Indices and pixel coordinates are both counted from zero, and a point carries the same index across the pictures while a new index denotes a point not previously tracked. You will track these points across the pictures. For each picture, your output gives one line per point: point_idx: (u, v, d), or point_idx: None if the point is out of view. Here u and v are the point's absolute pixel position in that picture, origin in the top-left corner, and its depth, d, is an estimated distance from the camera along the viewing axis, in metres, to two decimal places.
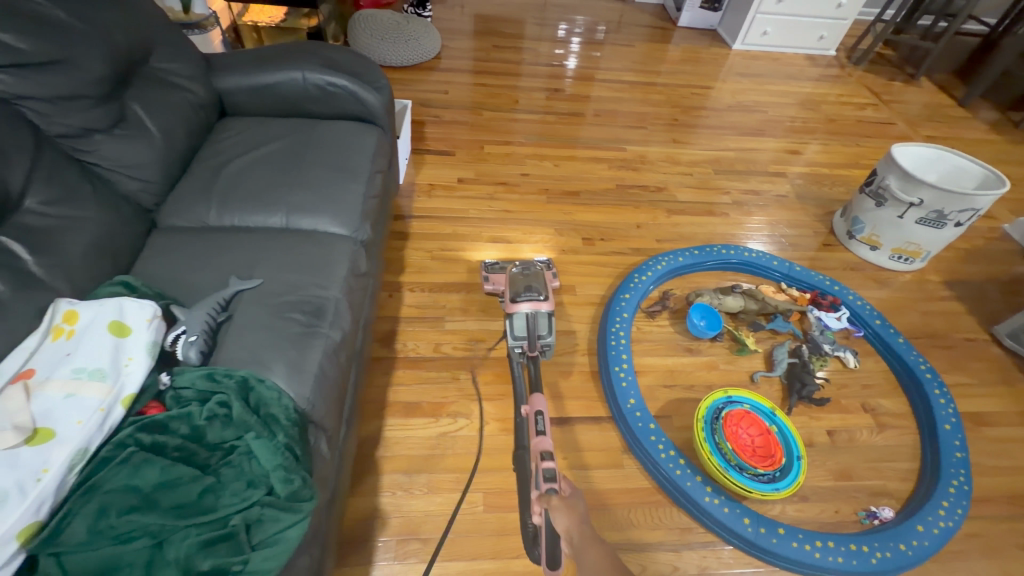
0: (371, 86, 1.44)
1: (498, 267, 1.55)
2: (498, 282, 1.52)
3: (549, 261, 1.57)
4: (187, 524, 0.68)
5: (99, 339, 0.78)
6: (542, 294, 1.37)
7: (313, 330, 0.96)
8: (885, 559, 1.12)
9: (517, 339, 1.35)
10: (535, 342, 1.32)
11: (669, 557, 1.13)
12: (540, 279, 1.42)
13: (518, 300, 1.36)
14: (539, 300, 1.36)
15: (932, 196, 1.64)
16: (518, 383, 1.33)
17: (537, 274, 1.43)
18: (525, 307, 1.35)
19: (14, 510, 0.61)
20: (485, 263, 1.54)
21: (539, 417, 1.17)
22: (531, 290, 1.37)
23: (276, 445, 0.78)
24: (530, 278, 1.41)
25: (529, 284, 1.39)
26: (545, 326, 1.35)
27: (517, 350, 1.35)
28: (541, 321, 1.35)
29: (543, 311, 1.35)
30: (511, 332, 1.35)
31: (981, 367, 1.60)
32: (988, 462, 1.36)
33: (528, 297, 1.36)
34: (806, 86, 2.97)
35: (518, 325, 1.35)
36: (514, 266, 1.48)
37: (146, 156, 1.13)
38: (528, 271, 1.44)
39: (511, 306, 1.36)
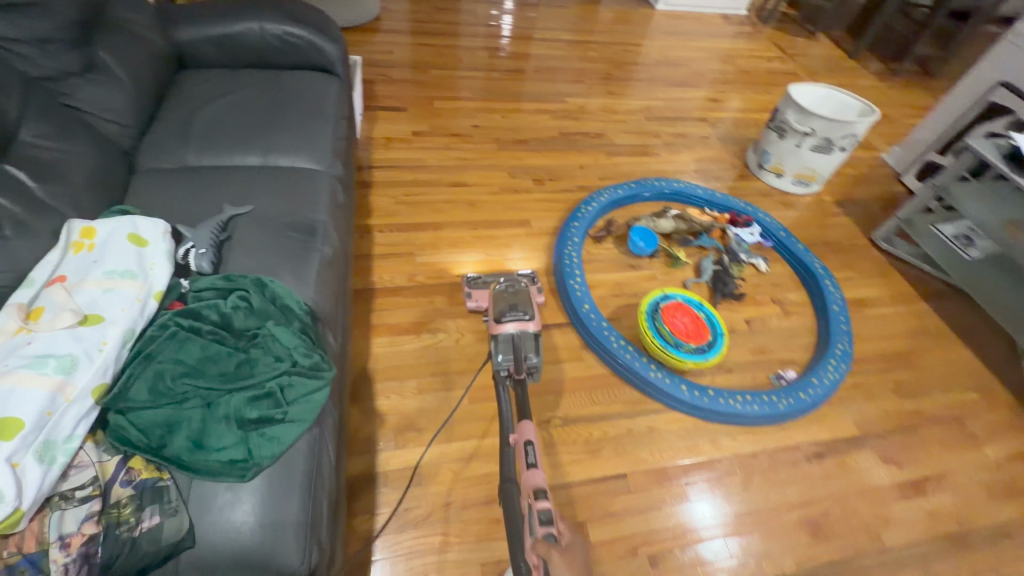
0: (329, 37, 1.53)
1: (481, 282, 1.51)
2: (481, 298, 1.48)
3: (533, 275, 1.52)
4: (232, 387, 0.82)
5: (121, 247, 0.88)
6: (526, 313, 1.28)
7: (309, 246, 1.09)
8: (790, 405, 1.42)
9: (502, 361, 1.23)
10: (521, 364, 1.20)
11: (626, 422, 1.37)
12: (526, 297, 1.33)
13: (504, 319, 1.27)
14: (526, 321, 1.27)
15: (822, 125, 1.94)
16: (505, 411, 1.16)
17: (522, 291, 1.35)
18: (511, 328, 1.26)
19: (87, 371, 0.72)
20: (467, 278, 1.51)
21: (529, 447, 1.03)
22: (516, 310, 1.29)
23: (294, 329, 0.91)
24: (516, 296, 1.33)
25: (514, 302, 1.30)
26: (532, 348, 1.25)
27: (502, 372, 1.22)
28: (527, 342, 1.26)
29: (529, 331, 1.27)
30: (497, 355, 1.24)
31: (864, 264, 1.96)
32: (868, 333, 1.70)
33: (513, 316, 1.28)
34: (723, 43, 3.27)
35: (503, 348, 1.25)
36: (498, 283, 1.39)
37: (121, 102, 1.20)
38: (513, 289, 1.35)
39: (496, 326, 1.28)
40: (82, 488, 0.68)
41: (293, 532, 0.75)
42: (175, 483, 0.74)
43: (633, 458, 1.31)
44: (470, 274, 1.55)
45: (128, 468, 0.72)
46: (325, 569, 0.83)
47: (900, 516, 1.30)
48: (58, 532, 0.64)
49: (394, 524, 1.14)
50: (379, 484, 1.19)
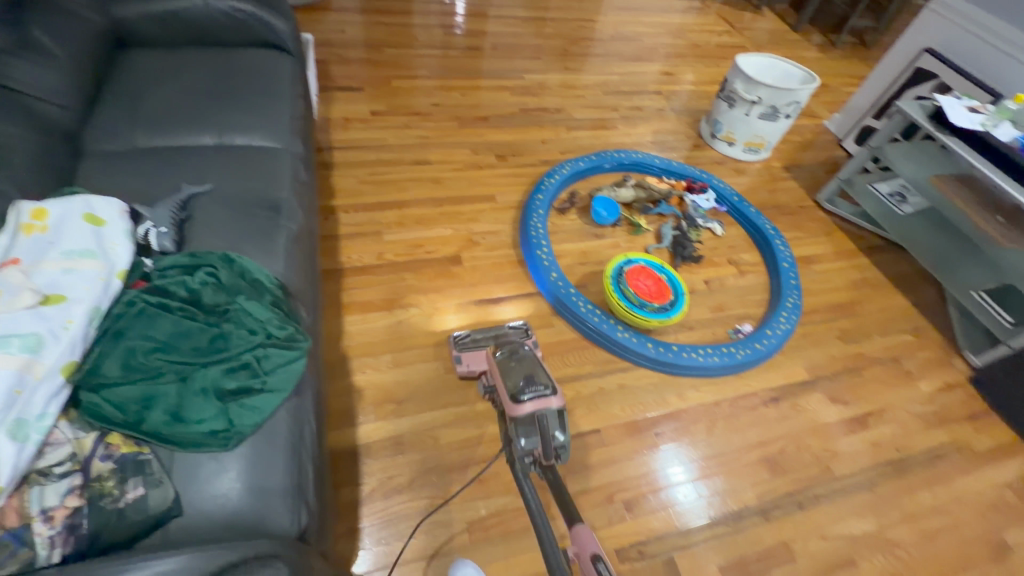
0: (278, 13, 1.49)
1: (471, 341, 1.33)
2: (472, 362, 1.31)
3: (524, 325, 1.37)
4: (207, 361, 0.82)
5: (77, 228, 0.85)
6: (548, 386, 1.07)
7: (274, 223, 1.08)
8: (747, 354, 1.52)
9: (526, 446, 1.03)
10: (550, 447, 1.02)
11: (597, 381, 1.43)
12: (536, 366, 1.12)
13: (522, 398, 1.05)
14: (547, 396, 1.06)
15: (767, 93, 2.04)
16: (533, 502, 0.98)
17: (531, 360, 1.14)
18: (532, 407, 1.04)
19: (54, 349, 0.71)
20: (455, 339, 1.32)
21: (599, 564, 0.84)
22: (534, 383, 1.08)
23: (266, 303, 0.92)
24: (525, 365, 1.12)
25: (528, 376, 1.09)
26: (557, 425, 1.06)
27: (527, 459, 1.04)
28: (551, 420, 1.05)
29: (553, 408, 1.06)
30: (518, 440, 1.03)
31: (811, 224, 2.08)
32: (815, 287, 1.83)
33: (533, 393, 1.06)
34: (674, 18, 3.34)
35: (524, 430, 1.04)
36: (499, 350, 1.18)
37: (59, 81, 1.15)
38: (522, 358, 1.14)
39: (512, 406, 1.05)
40: (60, 464, 0.67)
41: (281, 496, 0.77)
42: (156, 456, 0.74)
43: (606, 413, 1.37)
44: (454, 333, 1.34)
45: (107, 443, 0.72)
46: (316, 534, 0.85)
47: (847, 448, 1.42)
48: (41, 506, 0.64)
49: (379, 492, 1.17)
50: (362, 455, 1.21)
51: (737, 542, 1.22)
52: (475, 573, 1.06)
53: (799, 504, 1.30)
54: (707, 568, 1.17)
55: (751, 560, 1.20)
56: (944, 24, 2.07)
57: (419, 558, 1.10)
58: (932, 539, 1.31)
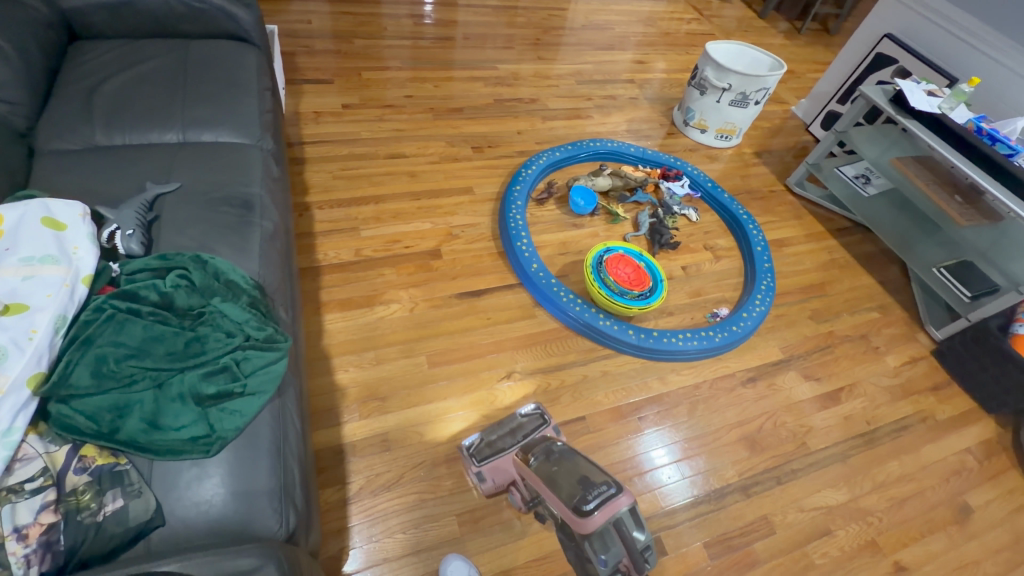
0: (240, 3, 1.43)
1: (487, 449, 1.21)
2: (496, 475, 1.17)
3: (541, 407, 1.27)
4: (184, 365, 0.80)
5: (36, 232, 0.81)
6: (610, 484, 0.90)
7: (247, 221, 1.06)
8: (725, 337, 1.55)
9: (606, 562, 0.88)
10: (636, 553, 0.86)
11: (580, 369, 1.45)
12: (584, 466, 0.99)
13: (587, 510, 0.88)
14: (613, 495, 0.89)
15: (737, 80, 2.07)
16: None
17: (575, 460, 1.03)
18: (600, 517, 0.86)
19: (18, 361, 0.68)
20: (467, 449, 1.20)
21: None
22: (593, 485, 0.91)
23: (243, 304, 0.90)
24: (570, 469, 1.00)
25: (584, 481, 0.93)
26: (634, 524, 0.89)
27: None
28: (626, 522, 0.88)
29: (624, 507, 0.88)
30: (597, 557, 0.87)
31: (781, 208, 2.14)
32: (787, 269, 1.88)
33: (597, 498, 0.89)
34: (644, 5, 3.36)
35: (599, 545, 0.88)
36: (530, 457, 1.09)
37: (6, 77, 1.09)
38: (563, 462, 1.03)
39: (579, 521, 0.87)
40: (31, 480, 0.65)
41: (268, 498, 0.75)
42: (134, 466, 0.72)
43: (590, 401, 1.39)
44: (464, 443, 1.22)
45: (81, 456, 0.70)
46: (304, 534, 0.84)
47: (820, 423, 1.48)
48: (12, 524, 0.61)
49: (367, 490, 1.16)
50: (348, 454, 1.20)
51: (719, 519, 1.26)
52: (465, 567, 1.07)
53: (777, 479, 1.35)
54: (692, 546, 1.21)
55: (733, 535, 1.24)
56: (902, 11, 2.13)
57: (409, 553, 1.10)
58: (901, 505, 1.37)
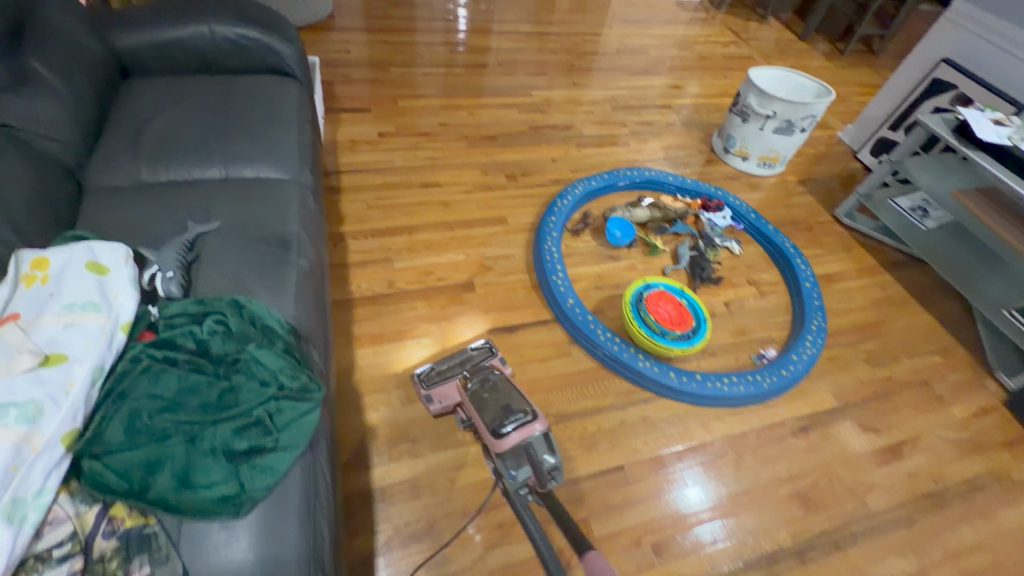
0: (283, 37, 1.45)
1: (438, 376, 1.25)
2: (445, 396, 1.23)
3: (493, 343, 1.31)
4: (217, 418, 0.76)
5: (80, 277, 0.81)
6: (528, 412, 1.03)
7: (284, 259, 1.04)
8: (774, 383, 1.46)
9: (516, 477, 1.00)
10: (543, 473, 0.94)
11: (618, 414, 1.37)
12: (511, 393, 1.09)
13: (504, 431, 1.01)
14: (529, 421, 1.02)
15: (782, 107, 2.00)
16: (536, 536, 0.90)
17: (508, 387, 1.10)
18: (515, 438, 1.00)
19: (53, 417, 0.66)
20: (420, 378, 1.24)
21: None
22: (513, 411, 1.04)
23: (278, 350, 0.87)
24: (500, 395, 1.09)
25: (508, 406, 1.05)
26: (545, 447, 1.01)
27: (522, 492, 1.00)
28: (538, 445, 1.01)
29: (536, 433, 1.01)
30: (509, 473, 1.00)
31: (829, 241, 2.03)
32: (838, 306, 1.77)
33: (514, 422, 1.02)
34: (679, 29, 3.32)
35: (513, 462, 1.01)
36: (469, 380, 1.15)
37: (59, 115, 1.10)
38: (497, 386, 1.10)
39: (497, 441, 1.01)
40: (60, 546, 0.63)
41: (295, 564, 0.72)
42: (163, 528, 0.69)
43: (628, 448, 1.32)
44: (416, 370, 1.28)
45: (111, 517, 0.67)
46: None
47: (881, 480, 1.36)
48: None
49: (395, 540, 1.11)
50: (376, 500, 1.16)
51: None
52: None
53: (835, 544, 1.24)
54: None
55: None
56: (961, 35, 2.03)
57: None
58: None
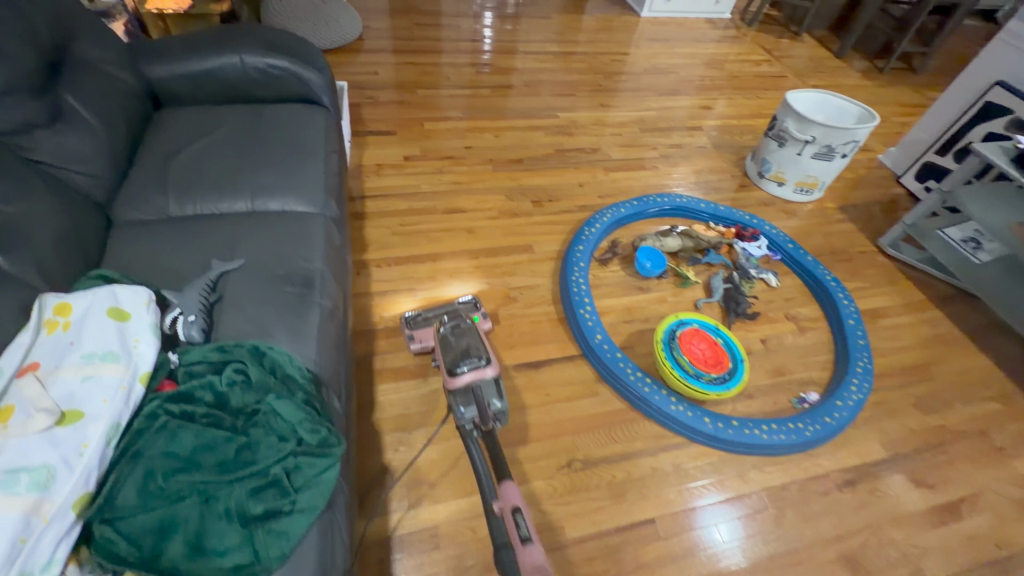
0: (312, 66, 1.45)
1: (421, 320, 1.39)
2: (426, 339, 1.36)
3: (477, 298, 1.44)
4: (233, 477, 0.73)
5: (101, 324, 0.79)
6: (483, 357, 1.13)
7: (307, 299, 1.01)
8: (817, 431, 1.36)
9: (464, 414, 1.09)
10: (487, 413, 1.06)
11: (649, 460, 1.30)
12: (474, 337, 1.18)
13: (459, 371, 1.11)
14: (482, 365, 1.12)
15: (823, 132, 1.91)
16: (478, 466, 1.00)
17: (474, 333, 1.18)
18: (467, 378, 1.11)
19: (66, 482, 0.63)
20: (405, 319, 1.38)
21: (518, 516, 0.86)
22: (470, 355, 1.13)
23: (298, 401, 0.83)
24: (465, 340, 1.17)
25: (466, 349, 1.14)
26: (494, 392, 1.11)
27: (467, 426, 1.09)
28: (488, 388, 1.11)
29: (488, 377, 1.12)
30: (458, 408, 1.09)
31: (873, 272, 1.92)
32: (884, 345, 1.66)
33: (469, 365, 1.12)
34: (708, 48, 3.25)
35: (463, 400, 1.10)
36: (443, 323, 1.24)
37: (91, 149, 1.10)
38: (465, 332, 1.18)
39: (451, 379, 1.12)
40: None
41: None
42: None
43: (659, 499, 1.24)
44: (405, 313, 1.42)
45: None
46: None
47: (937, 543, 1.25)
48: None
49: None
50: (394, 549, 1.11)
51: None
52: None
53: None
54: None
55: None
56: (1014, 57, 1.91)
57: None
58: None
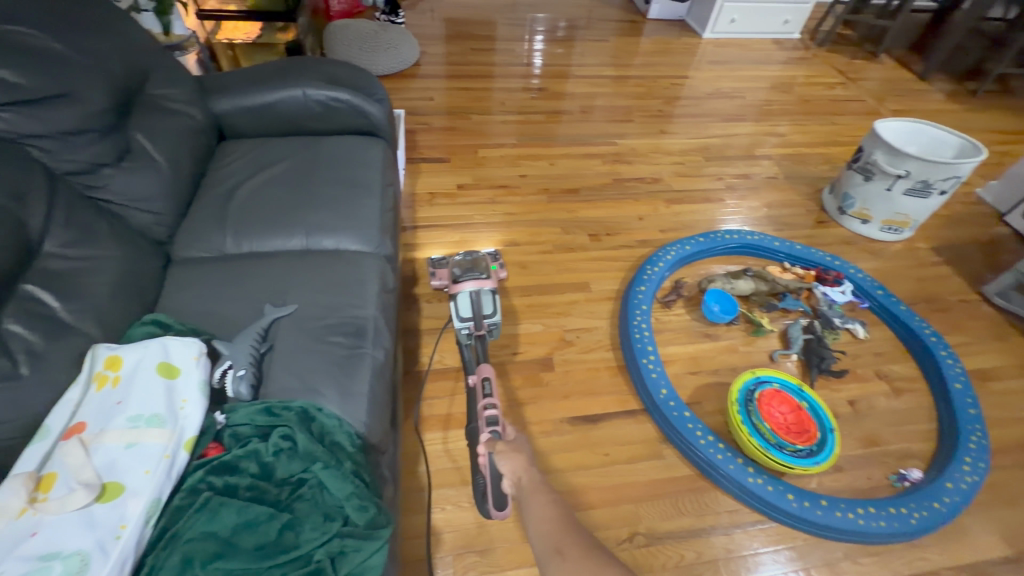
0: (372, 98, 1.42)
1: (445, 261, 1.44)
2: (444, 275, 1.40)
3: (496, 252, 1.46)
4: (273, 564, 0.65)
5: (149, 382, 0.75)
6: (484, 272, 1.31)
7: (358, 352, 0.95)
8: (923, 519, 1.17)
9: (462, 320, 1.25)
10: (481, 320, 1.23)
11: (722, 540, 1.15)
12: (479, 258, 1.36)
13: (459, 279, 1.30)
14: (481, 277, 1.30)
15: (919, 167, 1.71)
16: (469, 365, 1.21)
17: (481, 258, 1.36)
18: (468, 285, 1.28)
19: (98, 572, 0.57)
20: (430, 258, 1.43)
21: (486, 382, 1.07)
22: (474, 270, 1.31)
23: (346, 473, 0.75)
24: (472, 259, 1.35)
25: (471, 265, 1.32)
26: (489, 304, 1.26)
27: (464, 333, 1.25)
28: (485, 300, 1.27)
29: (487, 289, 1.29)
30: (456, 313, 1.26)
31: (977, 325, 1.69)
32: (997, 415, 1.44)
33: (470, 276, 1.30)
34: (774, 70, 3.07)
35: (462, 302, 1.27)
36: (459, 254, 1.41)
37: (155, 188, 1.09)
38: (473, 255, 1.36)
39: (454, 286, 1.29)
40: None
41: None
42: None
43: None
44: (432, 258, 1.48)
45: None
46: None
47: None
48: None
49: None
50: None
51: None
52: None
53: None
54: None
55: None
56: None
57: None
58: None
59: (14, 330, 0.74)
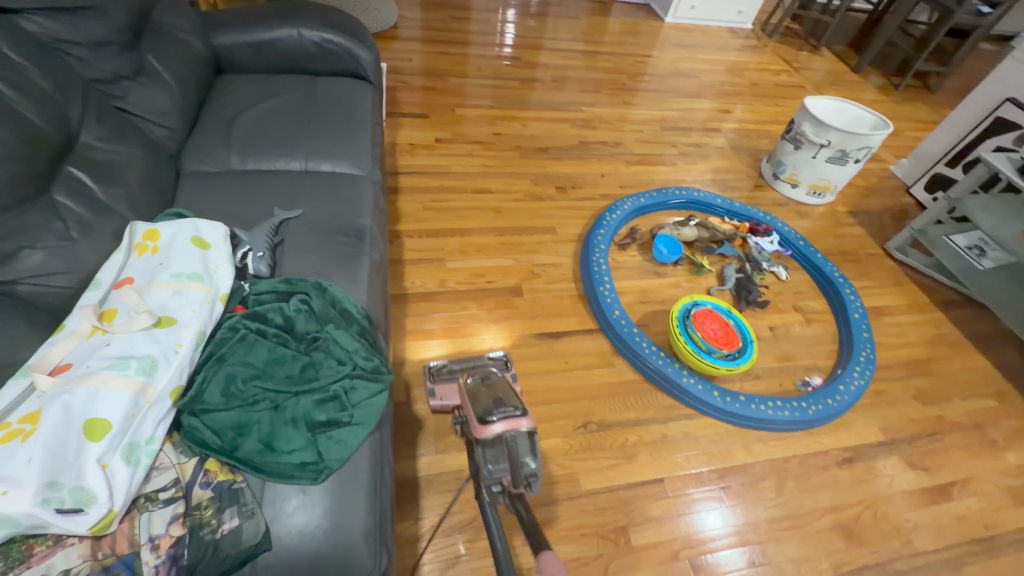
0: (364, 45, 1.55)
1: (446, 372, 1.22)
2: (447, 396, 1.19)
3: (507, 357, 1.23)
4: (299, 389, 0.81)
5: (186, 250, 0.89)
6: (519, 405, 0.83)
7: (358, 250, 1.10)
8: (818, 410, 1.44)
9: (491, 473, 0.80)
10: (520, 474, 0.76)
11: (659, 428, 1.38)
12: (509, 389, 0.90)
13: (488, 419, 0.81)
14: (518, 415, 0.82)
15: (838, 137, 1.99)
16: (496, 541, 0.69)
17: (501, 383, 0.92)
18: (498, 429, 0.80)
19: (165, 372, 0.72)
20: (429, 369, 1.21)
21: None
22: (504, 404, 0.84)
23: (354, 333, 0.91)
24: (495, 389, 0.90)
25: (497, 395, 0.87)
26: (529, 450, 0.80)
27: (493, 487, 0.81)
28: (523, 447, 0.80)
29: (524, 430, 0.80)
30: (483, 466, 0.80)
31: (880, 274, 2.00)
32: (887, 340, 1.74)
33: (502, 413, 0.82)
34: (729, 55, 3.34)
35: (492, 456, 0.80)
36: (470, 374, 0.98)
37: (168, 105, 1.20)
38: (489, 380, 0.93)
39: (478, 430, 0.81)
40: (164, 490, 0.68)
41: (363, 537, 0.73)
42: (248, 485, 0.73)
43: (668, 462, 1.32)
44: (430, 362, 1.24)
45: (206, 470, 0.72)
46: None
47: (922, 521, 1.33)
48: (148, 534, 0.65)
49: (438, 529, 1.14)
50: (422, 488, 1.20)
51: None
52: None
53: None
54: None
55: None
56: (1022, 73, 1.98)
57: None
58: None
59: (65, 203, 0.87)
